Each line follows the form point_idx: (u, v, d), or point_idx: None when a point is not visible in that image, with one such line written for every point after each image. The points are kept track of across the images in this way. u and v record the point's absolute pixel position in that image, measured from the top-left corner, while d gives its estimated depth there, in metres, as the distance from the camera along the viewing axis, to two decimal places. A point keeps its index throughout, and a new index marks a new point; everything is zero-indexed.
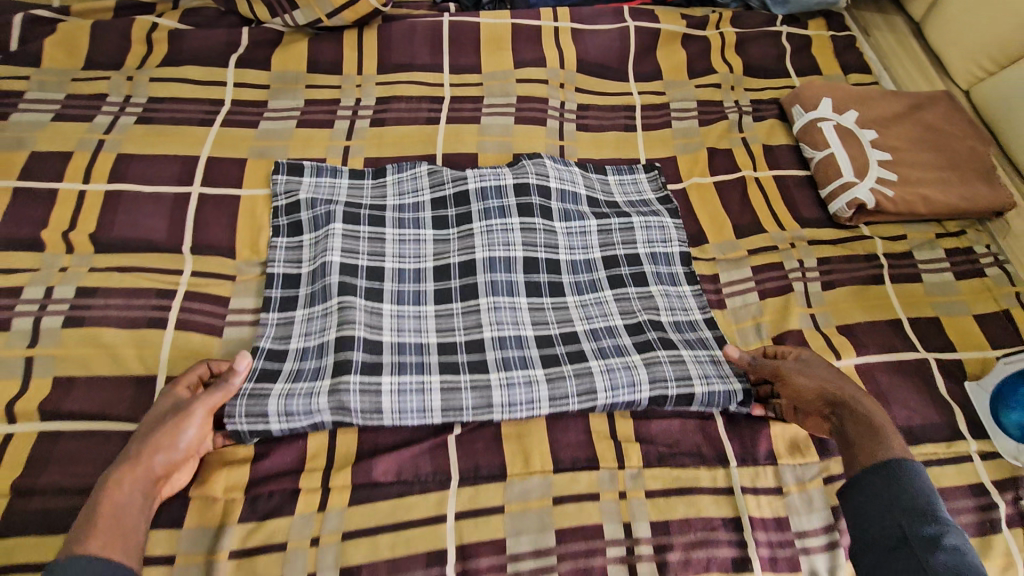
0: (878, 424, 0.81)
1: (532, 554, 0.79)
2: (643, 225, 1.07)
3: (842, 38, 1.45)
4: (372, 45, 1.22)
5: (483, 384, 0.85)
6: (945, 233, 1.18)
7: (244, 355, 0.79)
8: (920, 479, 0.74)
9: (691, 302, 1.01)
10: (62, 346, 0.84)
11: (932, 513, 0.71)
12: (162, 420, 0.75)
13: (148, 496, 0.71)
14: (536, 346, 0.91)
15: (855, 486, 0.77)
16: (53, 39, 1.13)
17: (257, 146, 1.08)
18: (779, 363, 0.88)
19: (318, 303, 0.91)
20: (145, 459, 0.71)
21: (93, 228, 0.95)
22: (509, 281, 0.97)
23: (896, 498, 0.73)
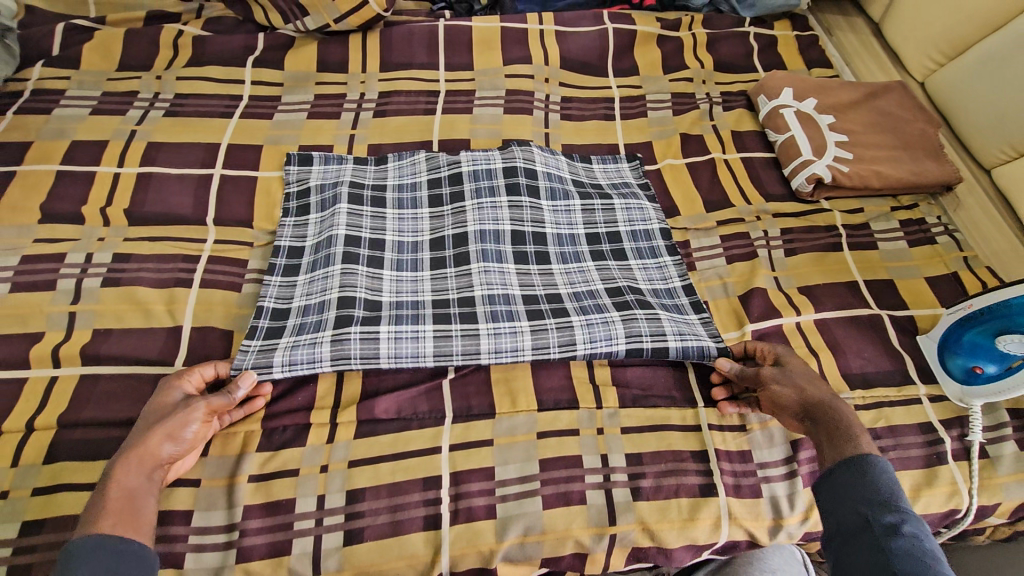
0: (848, 423, 0.81)
1: (518, 480, 0.87)
2: (623, 207, 1.16)
3: (805, 37, 1.58)
4: (374, 47, 1.35)
5: (473, 332, 0.94)
6: (898, 206, 1.29)
7: (250, 376, 0.85)
8: (883, 471, 0.73)
9: (671, 273, 1.10)
10: (100, 303, 0.94)
11: (891, 502, 0.70)
12: (170, 412, 0.79)
13: (152, 482, 0.75)
14: (523, 302, 1.00)
15: (824, 481, 0.76)
16: (90, 44, 1.26)
17: (272, 134, 1.21)
18: (761, 369, 0.92)
19: (321, 267, 1.00)
20: (155, 446, 0.75)
21: (127, 204, 1.07)
22: (498, 250, 1.05)
23: (858, 489, 0.72)
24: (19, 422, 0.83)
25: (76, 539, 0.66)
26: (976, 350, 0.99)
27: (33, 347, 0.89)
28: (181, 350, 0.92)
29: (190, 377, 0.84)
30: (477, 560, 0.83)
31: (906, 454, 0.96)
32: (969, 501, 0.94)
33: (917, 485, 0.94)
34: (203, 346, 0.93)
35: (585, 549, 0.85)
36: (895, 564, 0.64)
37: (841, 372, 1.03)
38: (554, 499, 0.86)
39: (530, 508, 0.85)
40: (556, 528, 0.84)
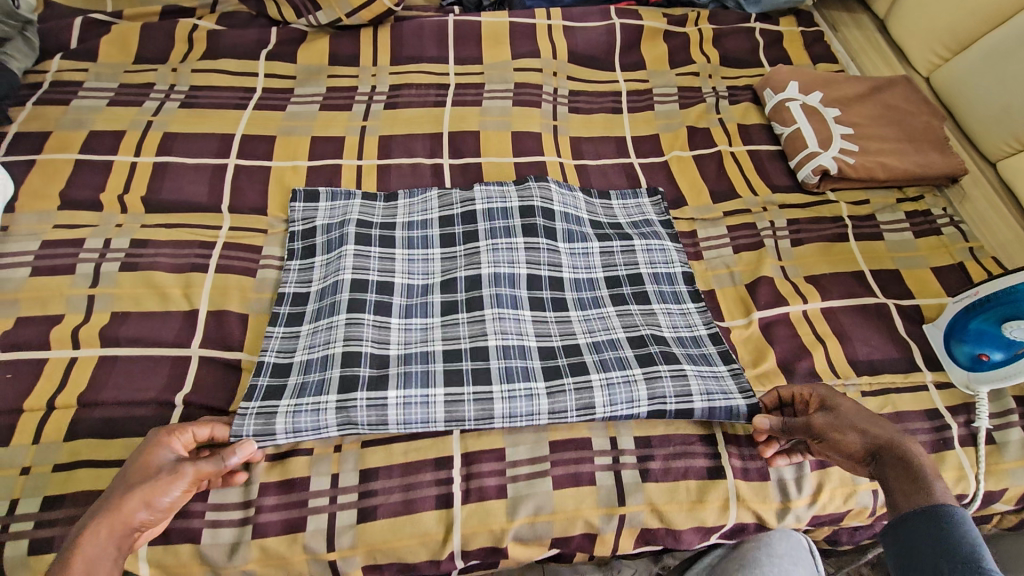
0: (928, 475, 0.74)
1: (528, 461, 0.88)
2: (645, 247, 1.11)
3: (811, 32, 1.59)
4: (385, 41, 1.37)
5: (486, 396, 0.88)
6: (904, 198, 1.30)
7: (248, 444, 0.78)
8: (968, 526, 0.65)
9: (695, 320, 1.04)
10: (118, 286, 0.96)
11: (981, 562, 0.61)
12: (153, 474, 0.71)
13: (119, 553, 0.68)
14: (539, 357, 0.94)
15: (898, 527, 0.70)
16: (107, 38, 1.29)
17: (285, 125, 1.23)
18: (811, 418, 0.84)
19: (327, 317, 0.95)
20: (127, 511, 0.68)
21: (145, 192, 1.09)
22: (513, 295, 1.00)
23: (936, 541, 0.65)
24: (40, 401, 0.85)
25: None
26: (983, 337, 0.99)
27: (53, 329, 0.91)
28: (197, 332, 0.93)
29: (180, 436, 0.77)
30: (489, 539, 0.84)
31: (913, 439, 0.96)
32: (975, 486, 0.94)
33: None
34: (219, 329, 0.94)
35: (594, 529, 0.86)
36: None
37: (848, 359, 1.03)
38: (564, 479, 0.87)
39: (541, 488, 0.86)
40: (566, 508, 0.85)
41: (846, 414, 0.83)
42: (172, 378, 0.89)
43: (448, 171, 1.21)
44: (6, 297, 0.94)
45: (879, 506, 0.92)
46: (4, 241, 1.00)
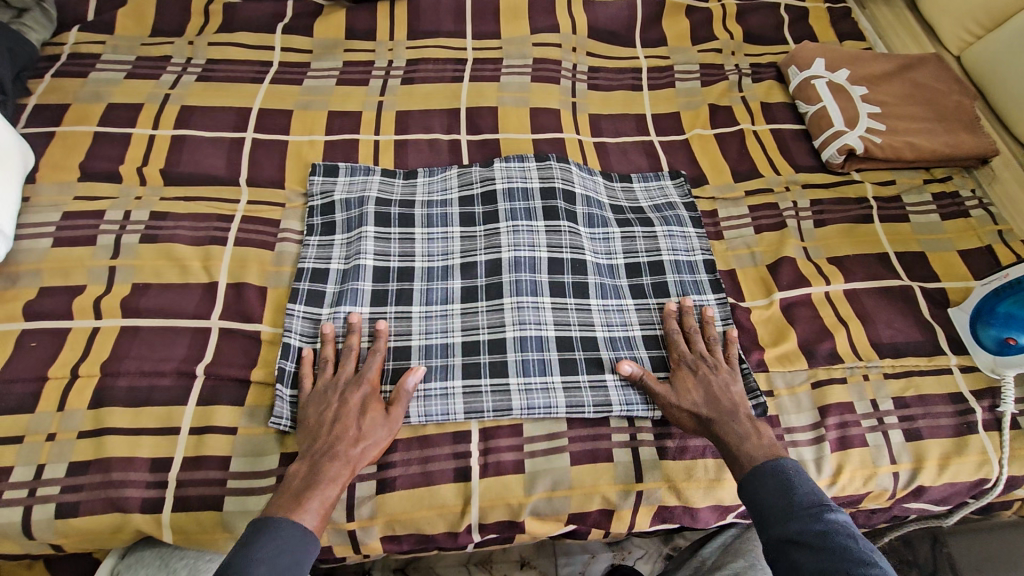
0: (733, 439, 0.82)
1: (545, 438, 0.88)
2: (666, 234, 1.10)
3: (838, 9, 1.55)
4: (402, 15, 1.35)
5: (503, 387, 0.89)
6: (932, 179, 1.26)
7: (625, 361, 0.90)
8: (786, 476, 0.75)
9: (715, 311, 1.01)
10: (139, 258, 0.96)
11: (802, 510, 0.71)
12: (351, 415, 0.81)
13: (337, 479, 0.76)
14: (556, 349, 0.94)
15: (751, 487, 0.76)
16: (124, 10, 1.28)
17: (302, 100, 1.22)
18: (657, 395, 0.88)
19: (347, 304, 0.95)
20: (340, 448, 0.78)
21: (163, 164, 1.08)
22: (533, 281, 0.99)
23: (775, 501, 0.73)
24: (64, 369, 0.86)
25: (269, 526, 0.69)
26: (1011, 321, 0.97)
27: (75, 299, 0.92)
28: (217, 305, 0.94)
29: (367, 376, 0.85)
30: (506, 513, 0.84)
31: (935, 423, 0.94)
32: (999, 471, 0.92)
33: (947, 453, 0.92)
34: (239, 301, 0.94)
35: (612, 505, 0.85)
36: None
37: (870, 341, 1.01)
38: (581, 456, 0.87)
39: (559, 463, 0.86)
40: (584, 483, 0.85)
41: (688, 391, 0.88)
42: (194, 348, 0.89)
43: (466, 147, 1.20)
44: (28, 267, 0.94)
45: (899, 489, 0.91)
46: (26, 211, 1.00)
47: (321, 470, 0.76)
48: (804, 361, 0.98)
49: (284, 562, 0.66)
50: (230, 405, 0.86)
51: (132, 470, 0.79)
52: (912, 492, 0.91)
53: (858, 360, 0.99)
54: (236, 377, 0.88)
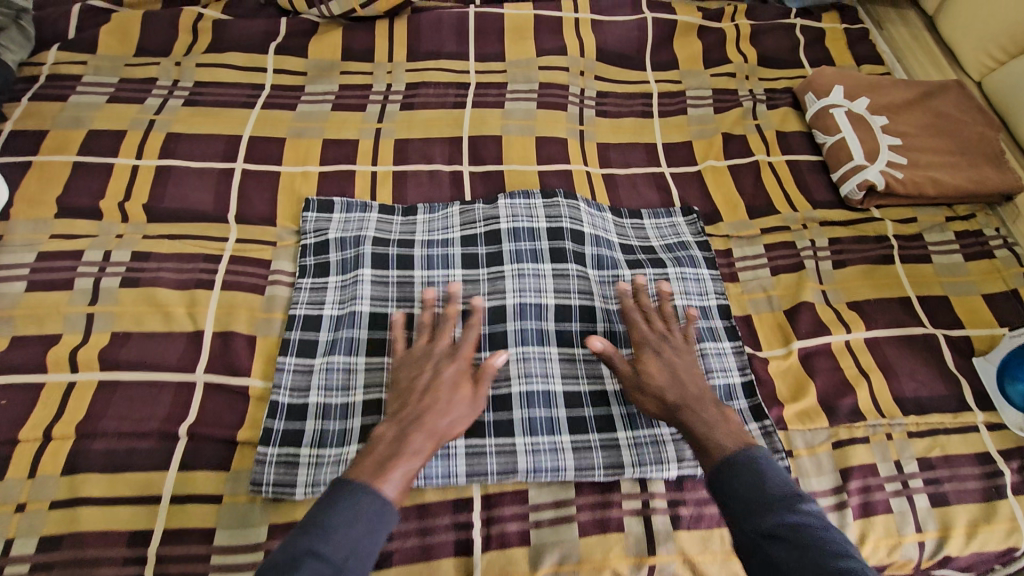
0: (695, 423, 0.77)
1: (552, 505, 0.83)
2: (679, 276, 1.05)
3: (855, 31, 1.49)
4: (402, 34, 1.28)
5: (509, 449, 0.85)
6: (954, 216, 1.21)
7: (595, 337, 0.87)
8: (757, 462, 0.69)
9: (731, 362, 0.96)
10: (118, 303, 0.90)
11: (776, 500, 0.65)
12: (444, 385, 0.78)
13: (424, 449, 0.72)
14: (564, 406, 0.90)
15: (724, 472, 0.69)
16: (108, 27, 1.21)
17: (295, 127, 1.16)
18: (626, 374, 0.85)
19: (341, 352, 0.89)
20: (429, 420, 0.75)
21: (147, 199, 1.02)
22: (539, 331, 0.95)
23: (749, 491, 0.66)
24: (35, 432, 0.79)
25: (359, 487, 0.63)
26: None
27: (49, 350, 0.85)
28: (201, 356, 0.88)
29: (465, 347, 0.83)
30: None
31: (961, 487, 0.89)
32: None
33: (974, 520, 0.87)
34: (226, 353, 0.88)
35: None
36: None
37: (893, 395, 0.96)
38: (590, 526, 0.82)
39: (567, 535, 0.81)
40: (592, 556, 0.80)
41: (653, 373, 0.83)
42: (177, 405, 0.84)
43: (469, 179, 1.14)
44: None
45: (924, 560, 0.86)
46: None
47: (408, 433, 0.72)
48: (825, 418, 0.93)
49: (358, 533, 0.60)
50: (214, 470, 0.80)
51: (108, 545, 0.73)
52: (938, 562, 0.86)
53: (881, 418, 0.93)
54: (221, 439, 0.82)
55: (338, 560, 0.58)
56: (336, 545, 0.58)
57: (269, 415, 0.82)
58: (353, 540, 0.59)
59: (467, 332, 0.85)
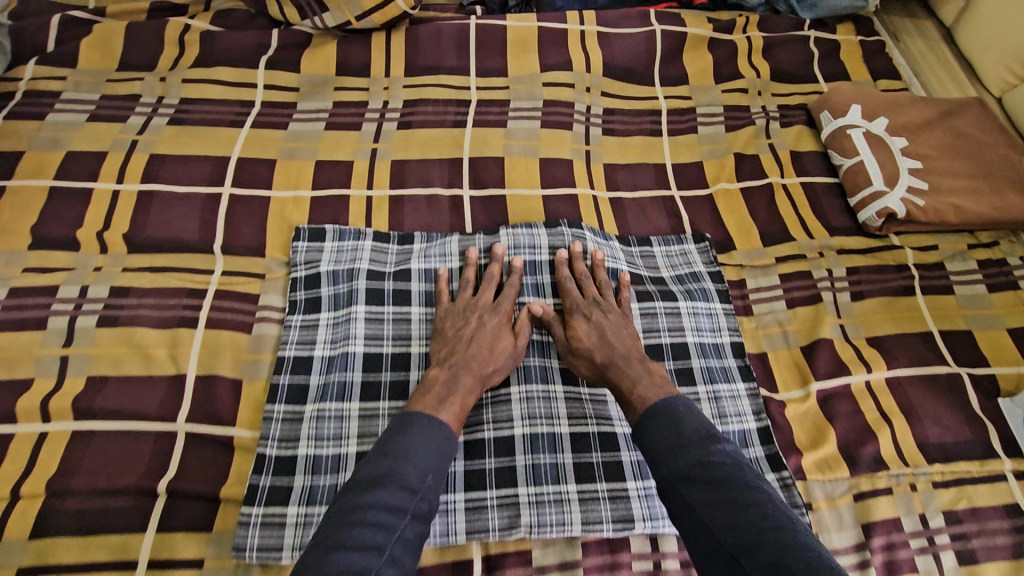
0: (624, 382, 0.83)
1: (558, 567, 0.79)
2: (689, 310, 1.00)
3: (872, 43, 1.42)
4: (399, 48, 1.22)
5: (511, 501, 0.80)
6: (977, 243, 1.15)
7: (535, 303, 0.92)
8: (678, 413, 0.76)
9: (746, 406, 0.93)
10: (95, 345, 0.85)
11: (692, 444, 0.73)
12: (489, 334, 0.87)
13: (472, 391, 0.82)
14: (571, 451, 0.85)
15: (648, 423, 0.77)
16: (88, 39, 1.15)
17: (286, 147, 1.10)
18: (561, 339, 0.90)
19: (332, 398, 0.85)
20: (475, 365, 0.83)
21: (127, 228, 0.96)
22: (542, 368, 0.91)
23: (668, 439, 0.74)
24: (3, 490, 0.75)
25: (427, 419, 0.75)
26: None
27: (21, 397, 0.80)
28: (183, 403, 0.83)
29: (507, 300, 0.92)
30: None
31: (990, 543, 0.85)
32: None
33: None
34: (208, 400, 0.84)
35: None
36: (705, 512, 0.68)
37: (916, 441, 0.92)
38: None
39: None
40: None
41: (585, 336, 0.88)
42: (156, 458, 0.79)
43: (469, 204, 1.08)
44: None
45: None
46: None
47: (459, 377, 0.82)
48: (846, 467, 0.89)
49: (430, 453, 0.72)
50: (193, 531, 0.76)
51: None
52: None
53: (904, 467, 0.89)
54: (203, 495, 0.78)
55: (414, 475, 0.70)
56: (413, 464, 0.70)
57: (255, 472, 0.78)
58: (425, 460, 0.72)
59: (507, 287, 0.94)
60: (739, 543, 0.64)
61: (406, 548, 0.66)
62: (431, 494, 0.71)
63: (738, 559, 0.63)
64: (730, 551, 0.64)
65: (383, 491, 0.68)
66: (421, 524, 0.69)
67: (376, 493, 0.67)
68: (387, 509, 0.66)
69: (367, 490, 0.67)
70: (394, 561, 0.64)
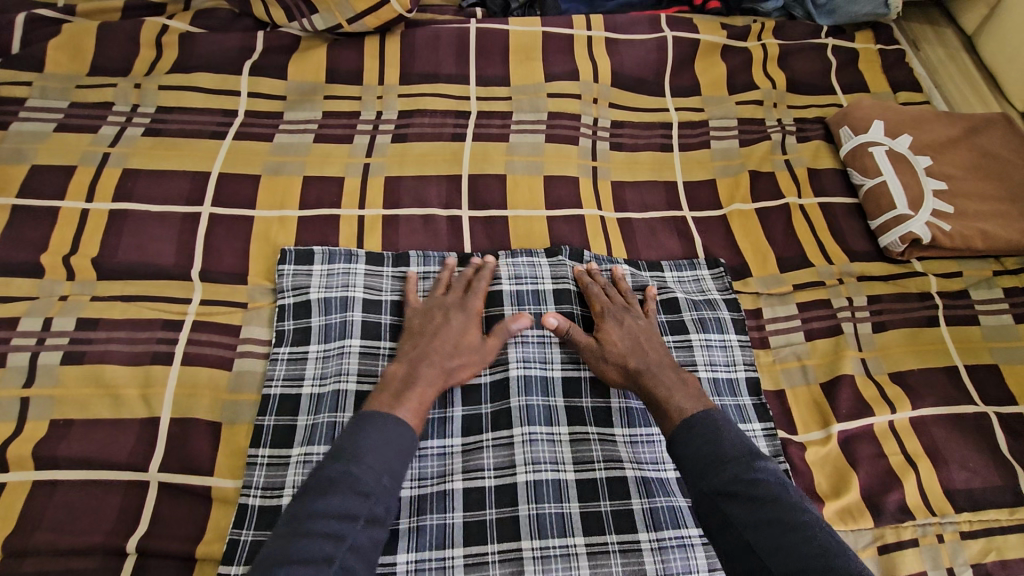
0: (656, 387, 0.80)
1: None
2: (702, 343, 0.94)
3: (891, 53, 1.34)
4: (394, 53, 1.14)
5: (514, 557, 0.74)
6: (1003, 270, 1.09)
7: (522, 316, 0.85)
8: (716, 424, 0.73)
9: (763, 447, 0.87)
10: (59, 386, 0.78)
11: (733, 458, 0.70)
12: (453, 332, 0.84)
13: (433, 387, 0.78)
14: (578, 500, 0.78)
15: (683, 432, 0.74)
16: (56, 41, 1.06)
17: (272, 162, 1.02)
18: (592, 346, 0.85)
19: (322, 441, 0.78)
20: (438, 362, 0.80)
21: (96, 252, 0.89)
22: (547, 406, 0.84)
23: (706, 451, 0.71)
24: None
25: (384, 415, 0.72)
26: None
27: None
28: (157, 448, 0.76)
29: (476, 299, 0.88)
30: None
31: None
32: None
33: None
34: (183, 445, 0.77)
35: None
36: (748, 530, 0.64)
37: (943, 487, 0.87)
38: None
39: None
40: None
41: (617, 342, 0.85)
42: (126, 512, 0.73)
43: (469, 226, 1.01)
44: None
45: None
46: None
47: (419, 372, 0.79)
48: (871, 518, 0.83)
49: (390, 451, 0.70)
50: None
51: None
52: None
53: (931, 517, 0.84)
54: (175, 554, 0.71)
55: (368, 478, 0.67)
56: (364, 467, 0.67)
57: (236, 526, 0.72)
58: (379, 462, 0.68)
59: (478, 285, 0.90)
60: (784, 567, 0.61)
61: (359, 556, 0.63)
62: (387, 496, 0.68)
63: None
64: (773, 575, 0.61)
65: (334, 496, 0.65)
66: (382, 529, 0.67)
67: (329, 498, 0.64)
68: (338, 517, 0.63)
69: (319, 497, 0.65)
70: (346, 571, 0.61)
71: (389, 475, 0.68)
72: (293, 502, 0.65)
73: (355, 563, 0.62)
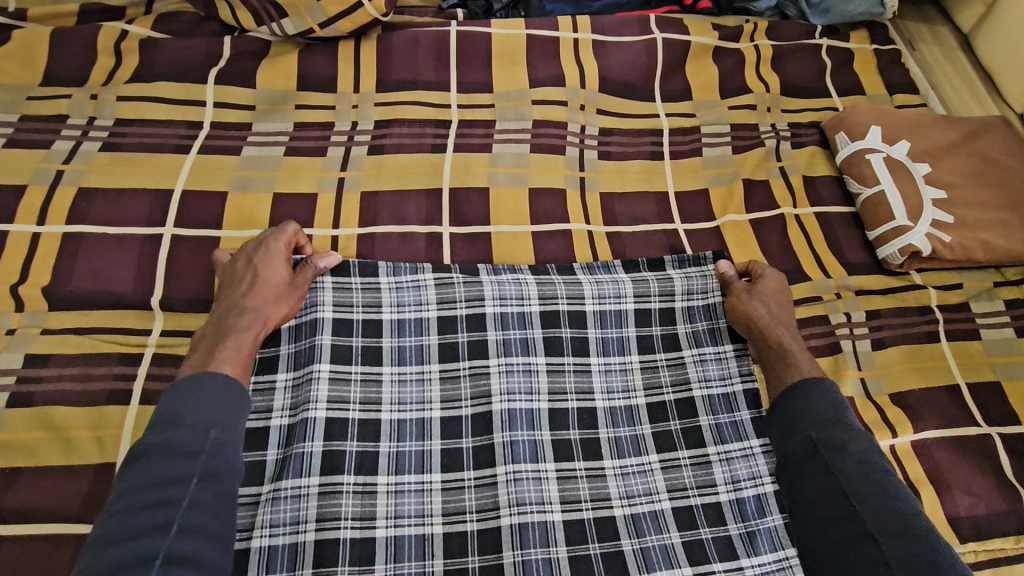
0: (796, 348, 0.84)
1: None
2: (696, 359, 0.89)
3: (887, 53, 1.30)
4: (370, 59, 1.08)
5: None
6: (1004, 281, 1.05)
7: (330, 254, 0.87)
8: (836, 394, 0.80)
9: (761, 466, 0.82)
10: (7, 430, 0.73)
11: (845, 422, 0.76)
12: (258, 276, 0.81)
13: (246, 334, 0.78)
14: (565, 543, 0.75)
15: (813, 387, 0.80)
16: (5, 49, 0.99)
17: (239, 177, 0.96)
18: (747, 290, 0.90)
19: (291, 475, 0.75)
20: (247, 311, 0.79)
21: (47, 281, 0.83)
22: (532, 441, 0.80)
23: (821, 408, 0.78)
24: None
25: (201, 375, 0.72)
26: None
27: None
28: None
29: (277, 241, 0.84)
30: None
31: None
32: None
33: None
34: None
35: None
36: (848, 480, 0.71)
37: (946, 515, 0.83)
38: None
39: None
40: None
41: (770, 300, 0.89)
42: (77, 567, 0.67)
43: (450, 243, 0.96)
44: None
45: None
46: None
47: (230, 323, 0.78)
48: None
49: (212, 406, 0.70)
50: None
51: None
52: None
53: None
54: None
55: (189, 438, 0.67)
56: (186, 428, 0.68)
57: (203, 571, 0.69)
58: (203, 419, 0.69)
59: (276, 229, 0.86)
60: (880, 525, 0.68)
61: (203, 509, 0.65)
62: (221, 450, 0.69)
63: (875, 538, 0.67)
64: (868, 529, 0.68)
65: (161, 460, 0.66)
66: (222, 480, 0.68)
67: (149, 468, 0.65)
68: (167, 480, 0.65)
69: (140, 470, 0.65)
70: (190, 530, 0.64)
71: (219, 429, 0.69)
72: (119, 478, 0.66)
73: (198, 520, 0.64)
